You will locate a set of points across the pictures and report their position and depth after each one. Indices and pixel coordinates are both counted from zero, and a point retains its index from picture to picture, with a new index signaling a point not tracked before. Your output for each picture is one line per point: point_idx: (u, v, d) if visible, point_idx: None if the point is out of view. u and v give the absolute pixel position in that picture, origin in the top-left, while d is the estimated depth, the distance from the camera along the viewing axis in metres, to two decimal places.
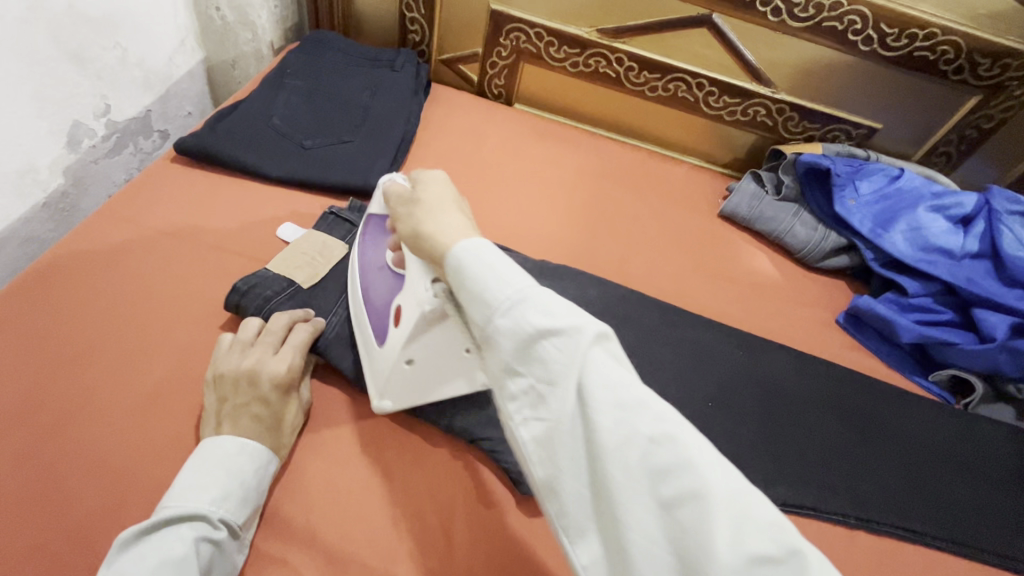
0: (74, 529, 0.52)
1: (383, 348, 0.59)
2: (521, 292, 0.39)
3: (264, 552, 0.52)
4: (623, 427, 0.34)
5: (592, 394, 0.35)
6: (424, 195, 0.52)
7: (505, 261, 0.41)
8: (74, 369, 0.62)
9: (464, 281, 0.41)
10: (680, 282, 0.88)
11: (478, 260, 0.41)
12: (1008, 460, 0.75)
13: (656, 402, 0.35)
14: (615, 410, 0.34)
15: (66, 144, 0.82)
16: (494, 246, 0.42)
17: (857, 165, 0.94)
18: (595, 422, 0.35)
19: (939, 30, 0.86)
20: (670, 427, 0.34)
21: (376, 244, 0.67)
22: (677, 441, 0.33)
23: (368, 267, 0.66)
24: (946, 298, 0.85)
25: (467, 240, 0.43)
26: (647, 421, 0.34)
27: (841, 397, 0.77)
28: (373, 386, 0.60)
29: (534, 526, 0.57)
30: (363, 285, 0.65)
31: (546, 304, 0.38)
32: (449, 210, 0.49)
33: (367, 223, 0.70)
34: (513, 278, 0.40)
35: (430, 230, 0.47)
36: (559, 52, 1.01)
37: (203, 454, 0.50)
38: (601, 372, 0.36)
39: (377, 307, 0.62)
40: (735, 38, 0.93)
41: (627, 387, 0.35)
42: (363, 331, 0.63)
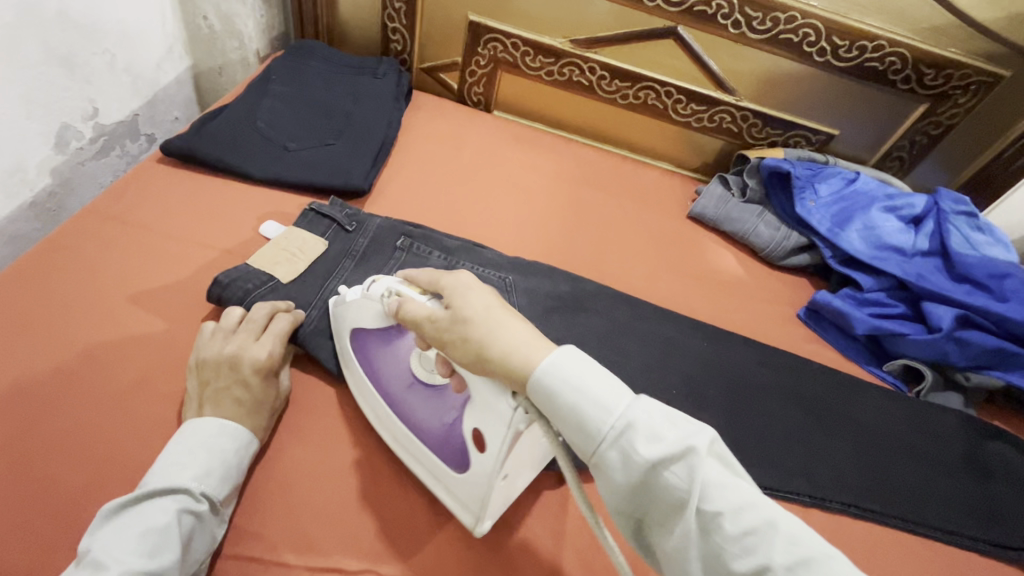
0: (59, 509, 0.54)
1: (469, 478, 0.54)
2: (626, 418, 0.42)
3: (241, 528, 0.54)
4: (755, 553, 0.38)
5: (721, 520, 0.39)
6: (467, 310, 0.50)
7: (602, 386, 0.43)
8: (59, 358, 0.64)
9: (567, 411, 0.43)
10: (649, 279, 0.93)
11: (579, 387, 0.43)
12: (955, 442, 0.79)
13: (780, 520, 0.39)
14: (742, 534, 0.38)
15: (54, 145, 0.84)
16: (581, 371, 0.44)
17: (816, 169, 1.00)
18: (723, 541, 0.39)
19: (886, 42, 0.92)
20: (802, 551, 0.37)
21: (382, 363, 0.62)
22: (811, 563, 0.37)
23: (393, 391, 0.61)
24: (899, 293, 0.90)
25: (551, 359, 0.45)
26: (778, 544, 0.38)
27: (800, 386, 0.81)
28: (467, 514, 0.55)
29: (503, 504, 0.60)
30: (403, 415, 0.59)
31: (657, 429, 0.42)
32: (510, 323, 0.48)
33: (361, 354, 0.63)
34: (613, 402, 0.43)
35: (504, 350, 0.47)
36: (534, 61, 1.06)
37: (186, 433, 0.53)
38: (723, 495, 0.40)
39: (434, 431, 0.58)
40: (699, 49, 0.98)
41: (748, 509, 0.39)
42: (429, 460, 0.58)
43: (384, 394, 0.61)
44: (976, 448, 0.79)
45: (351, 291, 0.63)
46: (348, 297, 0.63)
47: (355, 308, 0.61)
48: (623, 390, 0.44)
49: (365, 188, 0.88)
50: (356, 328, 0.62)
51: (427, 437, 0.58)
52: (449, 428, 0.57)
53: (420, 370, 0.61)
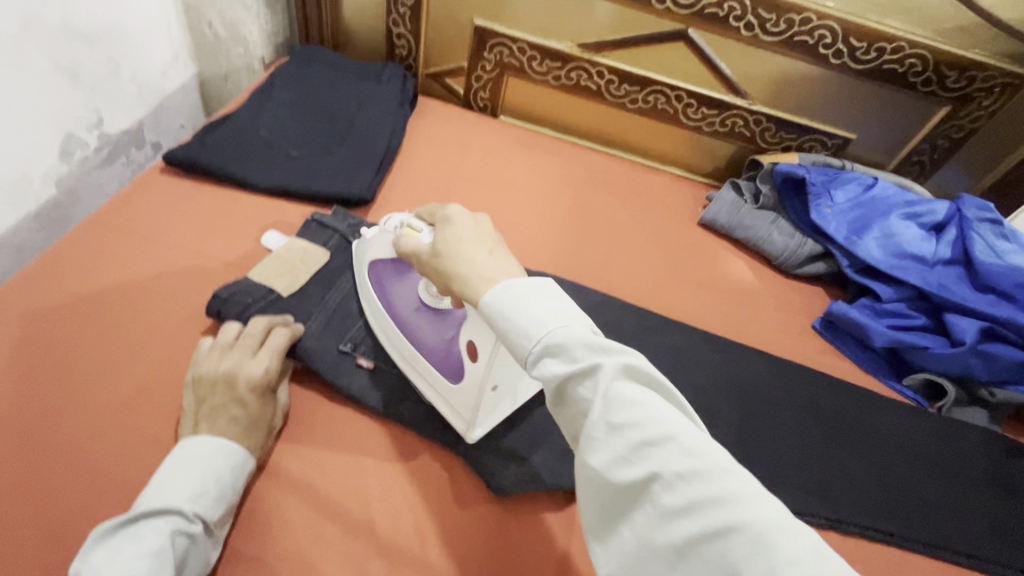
0: (51, 528, 0.53)
1: (463, 387, 0.60)
2: (550, 331, 0.41)
3: (238, 551, 0.53)
4: (649, 461, 0.35)
5: (620, 432, 0.36)
6: (442, 241, 0.51)
7: (536, 299, 0.42)
8: (58, 372, 0.63)
9: (499, 327, 0.43)
10: (659, 288, 0.90)
11: (509, 307, 0.43)
12: (981, 461, 0.76)
13: (684, 434, 0.36)
14: (636, 446, 0.36)
15: (58, 155, 0.84)
16: (519, 287, 0.44)
17: (832, 174, 0.96)
18: (621, 457, 0.36)
19: (905, 44, 0.88)
20: (698, 464, 0.34)
21: (394, 289, 0.67)
22: (708, 475, 0.34)
23: (400, 314, 0.66)
24: (919, 304, 0.87)
25: (500, 285, 0.45)
26: (675, 456, 0.35)
27: (816, 400, 0.78)
28: (460, 421, 0.61)
29: (506, 526, 0.58)
30: (408, 333, 0.65)
31: (572, 343, 0.40)
32: (481, 252, 0.49)
33: (376, 278, 0.69)
34: (543, 318, 0.41)
35: (463, 274, 0.48)
36: (541, 66, 1.04)
37: (182, 452, 0.52)
38: (626, 408, 0.36)
39: (435, 347, 0.63)
40: (711, 52, 0.95)
41: (653, 424, 0.36)
42: (429, 374, 0.63)
43: (395, 317, 0.66)
44: (1003, 467, 0.76)
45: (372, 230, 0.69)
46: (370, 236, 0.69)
47: (374, 242, 0.68)
48: (555, 307, 0.42)
49: (368, 196, 0.86)
50: (374, 260, 0.69)
51: (429, 352, 0.63)
52: (448, 344, 0.63)
53: (426, 294, 0.65)
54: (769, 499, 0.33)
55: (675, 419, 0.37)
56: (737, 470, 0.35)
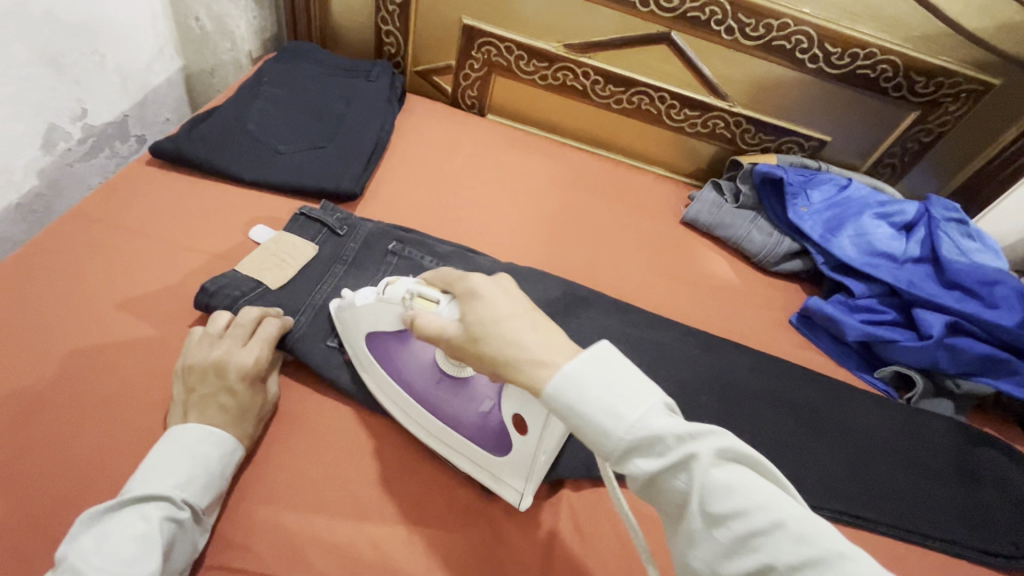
0: (38, 518, 0.53)
1: (511, 459, 0.57)
2: (633, 426, 0.39)
3: (226, 539, 0.53)
4: (760, 552, 0.36)
5: (725, 522, 0.37)
6: (475, 318, 0.47)
7: (608, 393, 0.40)
8: (42, 363, 0.63)
9: (573, 424, 0.41)
10: (643, 285, 0.92)
11: (580, 403, 0.41)
12: (947, 451, 0.79)
13: (791, 519, 0.36)
14: (743, 536, 0.37)
15: (41, 146, 0.83)
16: (586, 376, 0.41)
17: (809, 175, 1.00)
18: (729, 545, 0.37)
19: (877, 50, 0.92)
20: (813, 551, 0.35)
21: (404, 360, 0.62)
22: (826, 563, 0.34)
23: (422, 390, 0.61)
24: (890, 299, 0.90)
25: (561, 371, 0.41)
26: (787, 545, 0.35)
27: (792, 393, 0.81)
28: (511, 489, 0.59)
29: (493, 514, 0.60)
30: (435, 408, 0.60)
31: (657, 436, 0.39)
32: (524, 328, 0.45)
33: (377, 352, 0.63)
34: (621, 412, 0.40)
35: (510, 356, 0.44)
36: (528, 66, 1.06)
37: (169, 440, 0.52)
38: (726, 497, 0.38)
39: (471, 422, 0.59)
40: (693, 55, 0.98)
41: (758, 511, 0.37)
42: (469, 448, 0.60)
43: (414, 392, 0.61)
44: (968, 457, 0.79)
45: (360, 296, 0.62)
46: (357, 302, 0.62)
47: (367, 313, 0.60)
48: (628, 396, 0.40)
49: (357, 192, 0.87)
50: (369, 332, 0.62)
51: (465, 429, 0.59)
52: (484, 417, 0.58)
53: (445, 364, 0.60)
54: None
55: (780, 502, 0.38)
56: (855, 552, 0.35)
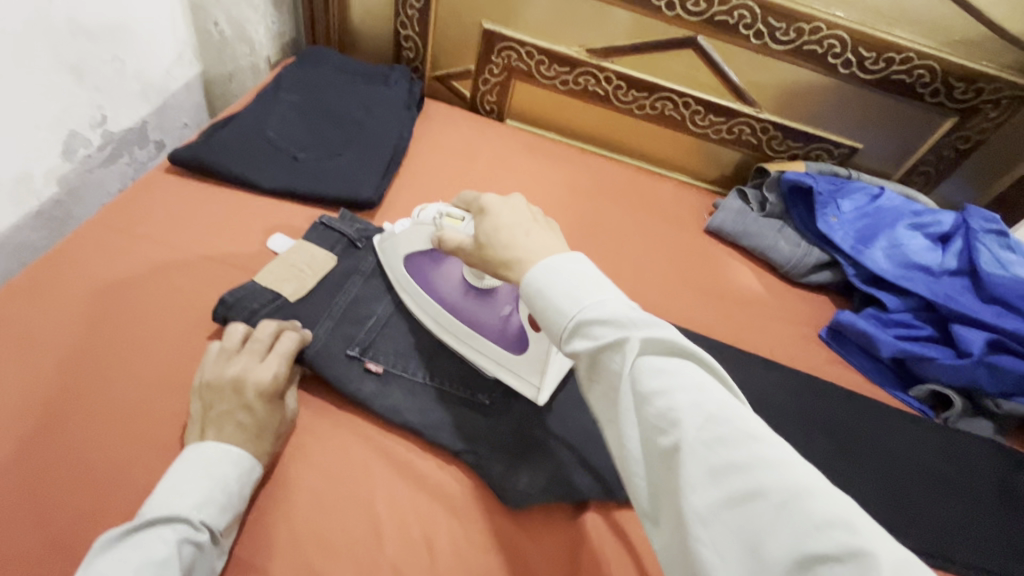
0: (53, 538, 0.52)
1: (528, 355, 0.64)
2: (579, 313, 0.43)
3: (244, 561, 0.52)
4: (675, 429, 0.37)
5: (649, 401, 0.39)
6: (481, 228, 0.55)
7: (568, 282, 0.45)
8: (59, 376, 0.62)
9: (535, 309, 0.47)
10: (667, 296, 0.90)
11: (545, 289, 0.46)
12: (989, 474, 0.76)
13: (710, 402, 0.38)
14: (663, 415, 0.38)
15: (61, 153, 0.83)
16: (554, 266, 0.46)
17: (839, 183, 0.97)
18: (653, 426, 0.38)
19: (914, 54, 0.88)
20: (725, 431, 0.36)
21: (437, 277, 0.70)
22: (734, 441, 0.36)
23: (451, 300, 0.68)
24: (926, 314, 0.87)
25: (536, 266, 0.47)
26: (701, 423, 0.37)
27: (823, 411, 0.78)
28: (527, 387, 0.64)
29: (517, 538, 0.58)
30: (463, 316, 0.67)
31: (599, 315, 0.42)
32: (521, 235, 0.52)
33: (413, 271, 0.71)
34: (574, 298, 0.44)
35: (507, 256, 0.51)
36: (549, 70, 1.04)
37: (187, 458, 0.51)
38: (654, 377, 0.39)
39: (494, 324, 0.66)
40: (720, 59, 0.95)
41: (680, 391, 0.38)
42: (490, 349, 0.66)
43: (444, 303, 0.69)
44: (1011, 481, 0.75)
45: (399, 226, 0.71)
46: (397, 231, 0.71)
47: (404, 237, 0.69)
48: (584, 283, 0.44)
49: (376, 200, 0.86)
50: (406, 254, 0.70)
51: (488, 331, 0.66)
52: (506, 319, 0.66)
53: (471, 277, 0.68)
54: (798, 466, 0.35)
55: (704, 386, 0.39)
56: (767, 437, 0.36)
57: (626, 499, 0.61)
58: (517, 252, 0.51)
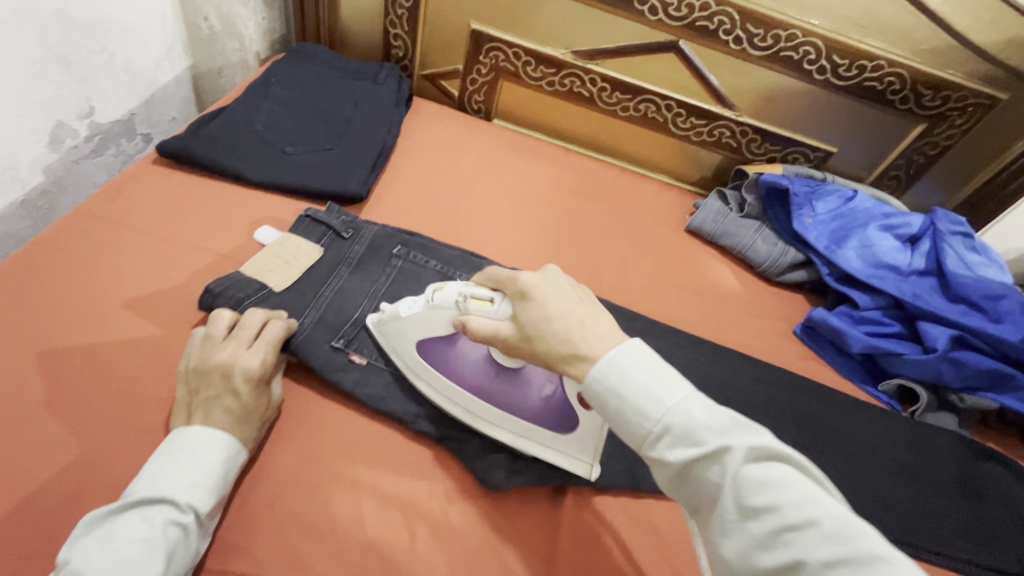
0: (37, 519, 0.53)
1: (577, 434, 0.59)
2: (665, 417, 0.44)
3: (228, 543, 0.53)
4: (791, 545, 0.38)
5: (758, 515, 0.40)
6: (527, 318, 0.52)
7: (645, 379, 0.45)
8: (44, 361, 0.62)
9: (614, 416, 0.46)
10: (647, 292, 0.92)
11: (620, 386, 0.46)
12: (951, 465, 0.79)
13: (825, 517, 0.38)
14: (775, 529, 0.39)
15: (47, 143, 0.83)
16: (624, 360, 0.46)
17: (814, 186, 1.00)
18: (762, 540, 0.40)
19: (885, 62, 0.92)
20: (846, 550, 0.36)
21: (457, 361, 0.62)
22: (860, 564, 0.36)
23: (479, 386, 0.61)
24: (894, 312, 0.90)
25: (599, 363, 0.47)
26: (819, 542, 0.37)
27: (796, 404, 0.80)
28: (577, 463, 0.61)
29: (497, 524, 0.59)
30: (497, 402, 0.61)
31: (692, 423, 0.43)
32: (574, 325, 0.50)
33: (430, 357, 0.63)
34: (655, 398, 0.44)
35: (565, 352, 0.49)
36: (536, 71, 1.06)
37: (173, 442, 0.52)
38: (759, 490, 0.40)
39: (533, 407, 0.60)
40: (701, 63, 0.98)
41: (789, 506, 0.39)
42: (534, 434, 0.61)
43: (473, 390, 0.62)
44: (972, 471, 0.79)
45: (404, 305, 0.63)
46: (402, 312, 0.62)
47: (415, 321, 0.61)
48: (661, 386, 0.45)
49: (363, 194, 0.87)
50: (420, 339, 0.63)
51: (529, 415, 0.61)
52: (546, 399, 0.60)
53: (499, 357, 0.61)
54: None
55: (815, 499, 0.39)
56: (897, 559, 0.36)
57: (603, 485, 0.63)
58: (581, 347, 0.49)
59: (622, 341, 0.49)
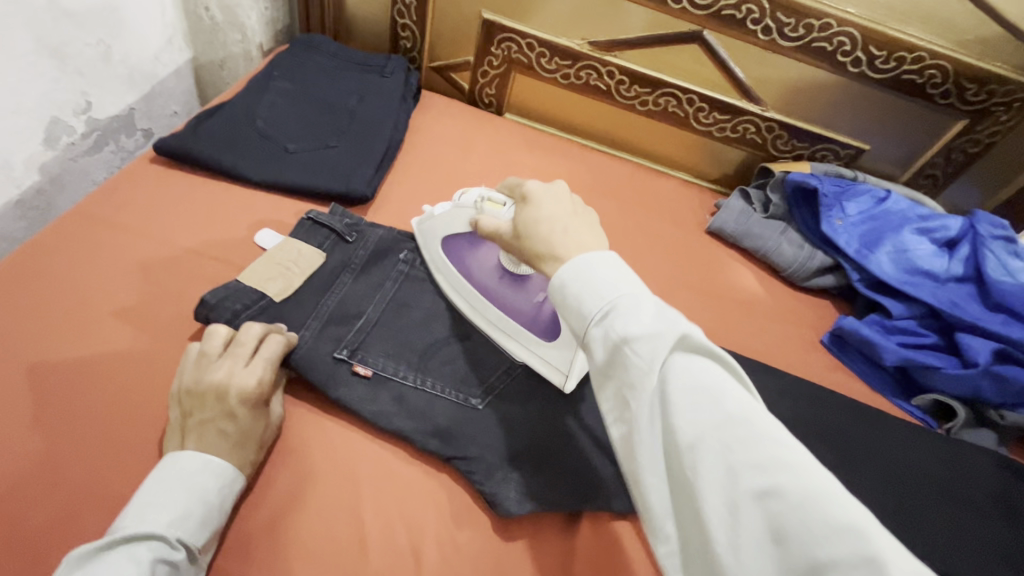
0: (26, 546, 0.50)
1: (558, 342, 0.64)
2: (612, 303, 0.42)
3: (223, 573, 0.50)
4: (696, 426, 0.36)
5: (670, 398, 0.38)
6: (521, 218, 0.54)
7: (606, 270, 0.44)
8: (35, 375, 0.59)
9: (565, 300, 0.46)
10: (667, 299, 0.88)
11: (579, 274, 0.45)
12: (992, 487, 0.74)
13: (732, 399, 0.37)
14: (683, 409, 0.37)
15: (43, 141, 0.80)
16: (593, 254, 0.45)
17: (845, 185, 0.94)
18: (671, 422, 0.37)
19: (926, 54, 0.86)
20: (746, 432, 0.35)
21: (472, 261, 0.71)
22: (757, 444, 0.34)
23: (485, 284, 0.70)
24: (930, 321, 0.85)
25: (572, 261, 0.46)
26: (721, 422, 0.36)
27: (824, 420, 0.76)
28: (554, 372, 0.65)
29: (507, 550, 0.56)
30: (496, 301, 0.69)
31: (634, 308, 0.41)
32: (560, 230, 0.50)
33: (450, 254, 0.72)
34: (609, 289, 0.43)
35: (542, 249, 0.50)
36: (550, 63, 1.01)
37: (165, 469, 0.49)
38: (678, 375, 0.38)
39: (526, 310, 0.68)
40: (726, 55, 0.93)
41: (701, 389, 0.37)
42: (522, 336, 0.67)
43: (478, 287, 0.70)
44: (1013, 494, 0.74)
45: (440, 207, 0.73)
46: (436, 213, 0.72)
47: (444, 220, 0.71)
48: (621, 277, 0.44)
49: (368, 194, 0.83)
50: (444, 236, 0.72)
51: (520, 316, 0.68)
52: (538, 306, 0.67)
53: (506, 262, 0.69)
54: (818, 472, 0.33)
55: (727, 387, 0.37)
56: (790, 439, 0.35)
57: (620, 510, 0.59)
58: (557, 245, 0.49)
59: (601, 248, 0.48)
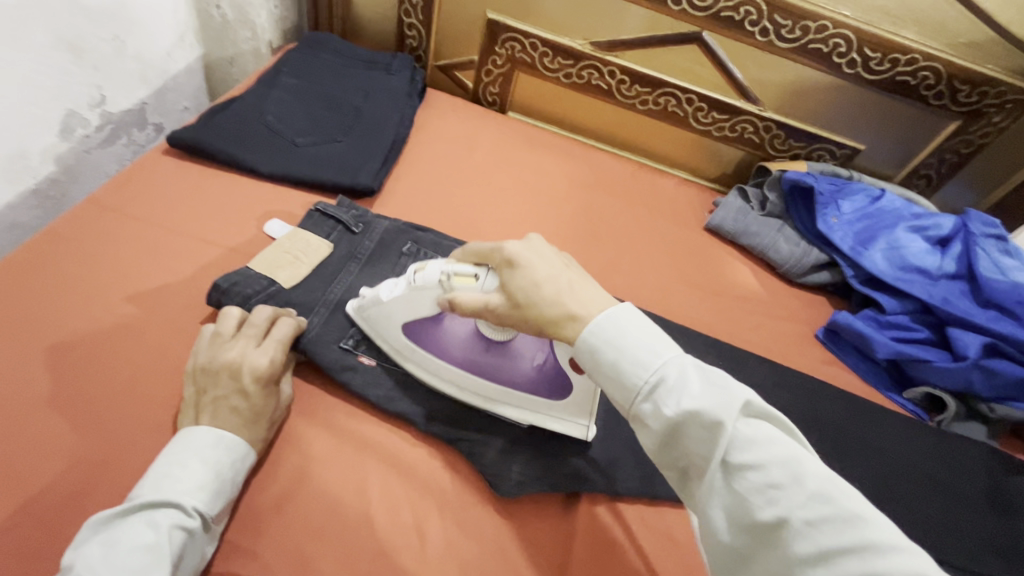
0: (45, 516, 0.52)
1: (570, 398, 0.60)
2: (661, 373, 0.44)
3: (234, 545, 0.52)
4: (777, 505, 0.38)
5: (744, 472, 0.40)
6: (516, 286, 0.51)
7: (646, 339, 0.45)
8: (53, 354, 0.62)
9: (607, 371, 0.46)
10: (665, 292, 0.89)
11: (619, 342, 0.45)
12: (979, 477, 0.76)
13: (810, 477, 0.39)
14: (763, 486, 0.39)
15: (58, 133, 0.82)
16: (619, 321, 0.46)
17: (840, 184, 0.96)
18: (751, 500, 0.39)
19: (919, 56, 0.88)
20: (829, 510, 0.37)
21: (444, 338, 0.63)
22: (841, 522, 0.36)
23: (470, 361, 0.62)
24: (923, 316, 0.87)
25: (594, 321, 0.47)
26: (803, 500, 0.38)
27: (818, 411, 0.77)
28: (573, 427, 0.61)
29: (509, 529, 0.58)
30: (491, 377, 0.62)
31: (683, 380, 0.43)
32: (565, 289, 0.50)
33: (418, 338, 0.63)
34: (651, 358, 0.44)
35: (556, 313, 0.49)
36: (553, 62, 1.03)
37: (180, 442, 0.51)
38: (749, 451, 0.40)
39: (525, 377, 0.61)
40: (725, 56, 0.95)
41: (776, 466, 0.39)
42: (529, 403, 0.61)
43: (463, 366, 0.62)
44: (1000, 484, 0.75)
45: (385, 289, 0.61)
46: (385, 296, 0.61)
47: (400, 303, 0.60)
48: (659, 343, 0.45)
49: (374, 187, 0.85)
50: (405, 321, 0.62)
51: (522, 385, 0.61)
52: (540, 367, 0.61)
53: (487, 331, 0.60)
54: (909, 548, 0.35)
55: (800, 460, 0.40)
56: (875, 517, 0.36)
57: (619, 493, 0.61)
58: (572, 309, 0.49)
59: (614, 304, 0.49)
